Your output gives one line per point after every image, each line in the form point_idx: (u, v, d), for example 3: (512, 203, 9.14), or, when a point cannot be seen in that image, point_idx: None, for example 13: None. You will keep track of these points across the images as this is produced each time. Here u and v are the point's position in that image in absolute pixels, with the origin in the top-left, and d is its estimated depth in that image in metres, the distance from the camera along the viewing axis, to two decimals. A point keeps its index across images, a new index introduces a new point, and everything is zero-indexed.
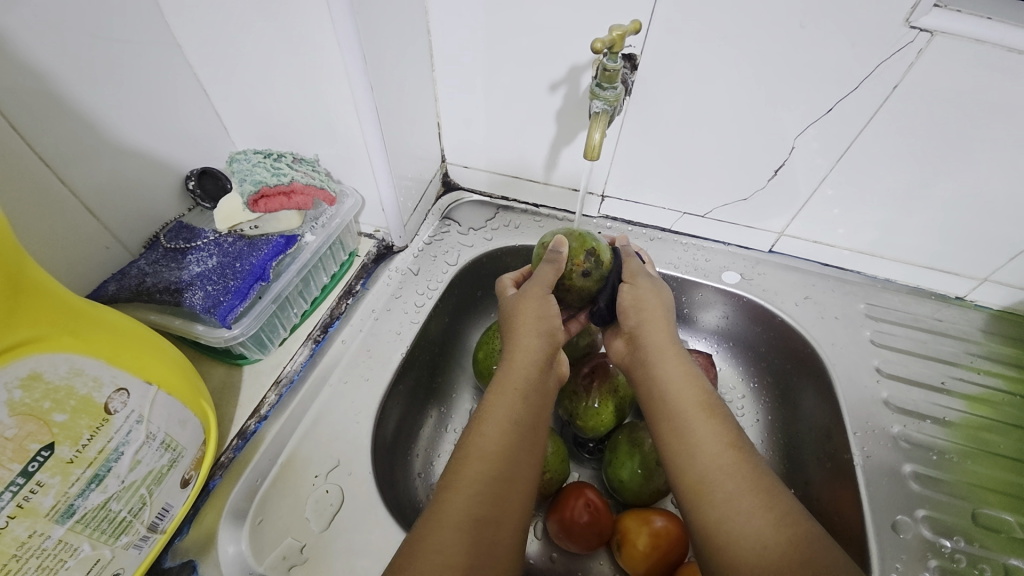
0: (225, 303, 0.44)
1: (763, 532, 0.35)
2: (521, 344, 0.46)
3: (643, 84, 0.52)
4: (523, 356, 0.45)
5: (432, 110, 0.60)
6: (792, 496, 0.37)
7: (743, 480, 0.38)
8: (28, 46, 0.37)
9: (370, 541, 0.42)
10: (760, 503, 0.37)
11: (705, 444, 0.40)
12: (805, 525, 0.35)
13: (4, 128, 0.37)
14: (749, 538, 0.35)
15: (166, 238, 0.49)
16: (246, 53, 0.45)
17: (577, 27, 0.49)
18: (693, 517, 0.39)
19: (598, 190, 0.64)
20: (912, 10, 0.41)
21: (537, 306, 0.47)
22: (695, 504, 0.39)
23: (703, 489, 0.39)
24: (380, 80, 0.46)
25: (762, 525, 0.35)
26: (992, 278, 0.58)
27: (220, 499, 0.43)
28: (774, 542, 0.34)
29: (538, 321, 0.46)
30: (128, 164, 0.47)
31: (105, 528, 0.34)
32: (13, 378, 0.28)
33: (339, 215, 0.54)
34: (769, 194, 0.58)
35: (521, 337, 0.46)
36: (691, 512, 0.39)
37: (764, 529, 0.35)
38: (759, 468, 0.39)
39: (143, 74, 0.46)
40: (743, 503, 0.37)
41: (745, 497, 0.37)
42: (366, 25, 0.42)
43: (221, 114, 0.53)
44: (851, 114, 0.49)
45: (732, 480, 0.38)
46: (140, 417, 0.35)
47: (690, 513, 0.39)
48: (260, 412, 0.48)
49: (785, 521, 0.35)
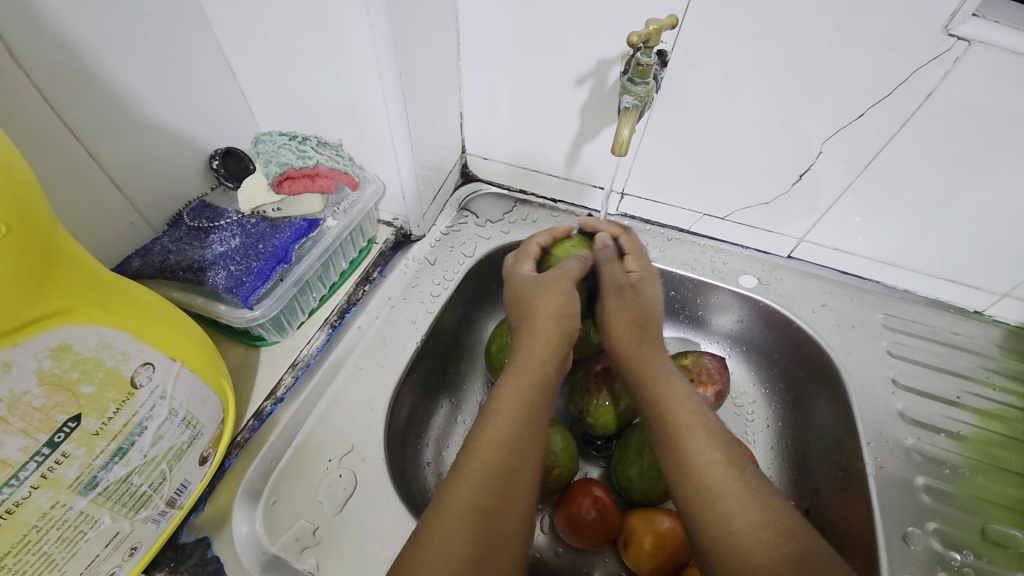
0: (248, 284, 0.44)
1: (763, 545, 0.35)
2: (535, 336, 0.45)
3: (672, 82, 0.51)
4: (535, 345, 0.45)
5: (455, 99, 0.59)
6: (792, 511, 0.37)
7: (737, 496, 0.38)
8: (62, 18, 0.37)
9: (382, 527, 0.43)
10: (759, 517, 0.36)
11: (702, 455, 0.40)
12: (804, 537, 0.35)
13: (35, 99, 0.37)
14: (747, 548, 0.35)
15: (190, 217, 0.49)
16: (275, 34, 0.45)
17: (609, 21, 0.48)
18: (691, 525, 0.39)
19: (618, 188, 0.64)
20: (951, 17, 0.40)
21: (559, 297, 0.47)
22: (694, 513, 0.38)
23: (702, 498, 0.38)
24: (407, 66, 0.46)
25: (761, 541, 0.35)
26: (1012, 294, 0.57)
27: (235, 478, 0.43)
28: (769, 556, 0.34)
29: (556, 313, 0.46)
30: (154, 141, 0.47)
31: (126, 501, 0.34)
32: (44, 347, 0.28)
33: (361, 201, 0.54)
34: (792, 199, 0.58)
35: (540, 326, 0.46)
36: (689, 519, 0.39)
37: (763, 544, 0.35)
38: (759, 482, 0.39)
39: (172, 51, 0.46)
40: (743, 515, 0.37)
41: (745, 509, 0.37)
42: (397, 9, 0.42)
43: (246, 95, 0.53)
44: (882, 121, 0.48)
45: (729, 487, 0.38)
46: (164, 392, 0.35)
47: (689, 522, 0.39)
48: (276, 394, 0.48)
49: (783, 536, 0.35)
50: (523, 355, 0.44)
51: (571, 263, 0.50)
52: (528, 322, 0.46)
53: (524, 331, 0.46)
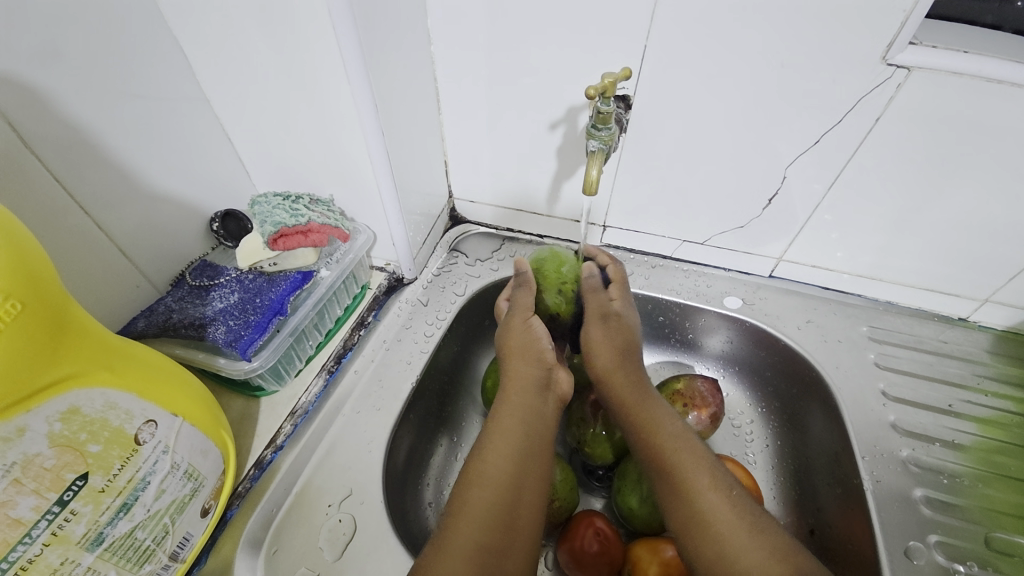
0: (246, 337, 0.47)
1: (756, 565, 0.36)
2: (518, 372, 0.47)
3: (638, 121, 0.55)
4: (522, 386, 0.46)
5: (439, 149, 0.63)
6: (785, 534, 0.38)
7: (735, 514, 0.39)
8: (71, 106, 0.42)
9: (382, 571, 0.43)
10: (749, 542, 0.38)
11: (694, 476, 0.41)
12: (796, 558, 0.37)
13: (49, 182, 0.41)
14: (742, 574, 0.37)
15: (192, 276, 0.52)
16: (270, 105, 0.49)
17: (574, 72, 0.53)
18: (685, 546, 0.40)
19: (600, 221, 0.67)
20: (888, 48, 0.44)
21: (522, 332, 0.48)
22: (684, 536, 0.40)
23: (697, 521, 0.40)
24: (391, 125, 0.50)
25: (756, 563, 0.37)
26: (993, 298, 0.58)
27: (237, 528, 0.44)
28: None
29: (527, 347, 0.47)
30: (157, 209, 0.50)
31: (130, 556, 0.35)
32: (54, 412, 0.30)
33: (353, 250, 0.57)
34: (765, 222, 0.60)
35: (517, 365, 0.47)
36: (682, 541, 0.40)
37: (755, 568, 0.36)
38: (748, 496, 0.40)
39: (174, 125, 0.50)
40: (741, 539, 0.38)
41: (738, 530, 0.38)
42: (378, 76, 0.46)
43: (243, 160, 0.57)
44: (839, 144, 0.51)
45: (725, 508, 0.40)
46: (166, 447, 0.36)
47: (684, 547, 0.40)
48: (276, 443, 0.50)
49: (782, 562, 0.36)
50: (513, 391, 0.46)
51: (524, 293, 0.50)
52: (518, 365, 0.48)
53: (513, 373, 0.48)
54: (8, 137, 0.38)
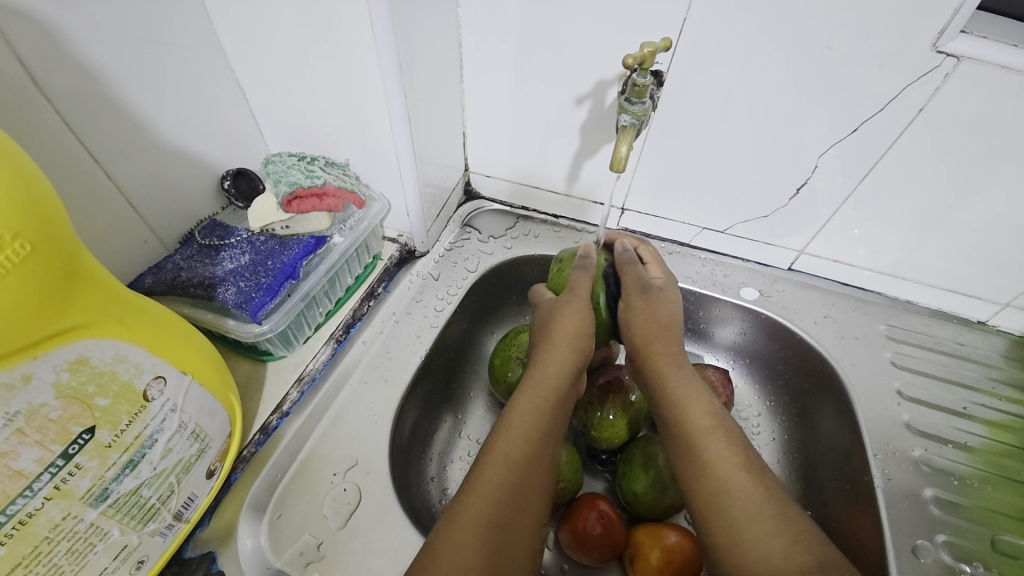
0: (256, 299, 0.45)
1: (775, 555, 0.36)
2: (552, 355, 0.46)
3: (669, 99, 0.53)
4: (551, 363, 0.46)
5: (458, 120, 0.61)
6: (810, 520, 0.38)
7: (761, 495, 0.39)
8: (84, 46, 0.39)
9: (386, 541, 0.43)
10: (770, 522, 0.37)
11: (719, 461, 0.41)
12: (821, 547, 0.36)
13: (58, 125, 0.39)
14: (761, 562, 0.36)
15: (201, 235, 0.50)
16: (290, 63, 0.47)
17: (608, 44, 0.50)
18: (706, 532, 0.39)
19: (619, 203, 0.65)
20: (940, 35, 0.42)
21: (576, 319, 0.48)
22: (707, 522, 0.39)
23: (717, 504, 0.39)
24: (412, 89, 0.48)
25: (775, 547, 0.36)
26: (1014, 303, 0.57)
27: (241, 492, 0.44)
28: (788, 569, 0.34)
29: (577, 334, 0.47)
30: (168, 162, 0.49)
31: (134, 514, 0.35)
32: (63, 361, 0.29)
33: (367, 218, 0.55)
34: (790, 212, 0.58)
35: (555, 349, 0.47)
36: (705, 527, 0.40)
37: (774, 553, 0.36)
38: (775, 490, 0.39)
39: (188, 77, 0.48)
40: (759, 525, 0.37)
41: (757, 521, 0.37)
42: (403, 35, 0.43)
43: (257, 118, 0.55)
44: (876, 135, 0.49)
45: (749, 494, 0.39)
46: (174, 406, 0.36)
47: (706, 527, 0.39)
48: (282, 409, 0.49)
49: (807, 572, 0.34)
50: (539, 370, 0.46)
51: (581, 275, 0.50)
52: (549, 341, 0.47)
53: (541, 350, 0.47)
54: (18, 76, 0.36)
